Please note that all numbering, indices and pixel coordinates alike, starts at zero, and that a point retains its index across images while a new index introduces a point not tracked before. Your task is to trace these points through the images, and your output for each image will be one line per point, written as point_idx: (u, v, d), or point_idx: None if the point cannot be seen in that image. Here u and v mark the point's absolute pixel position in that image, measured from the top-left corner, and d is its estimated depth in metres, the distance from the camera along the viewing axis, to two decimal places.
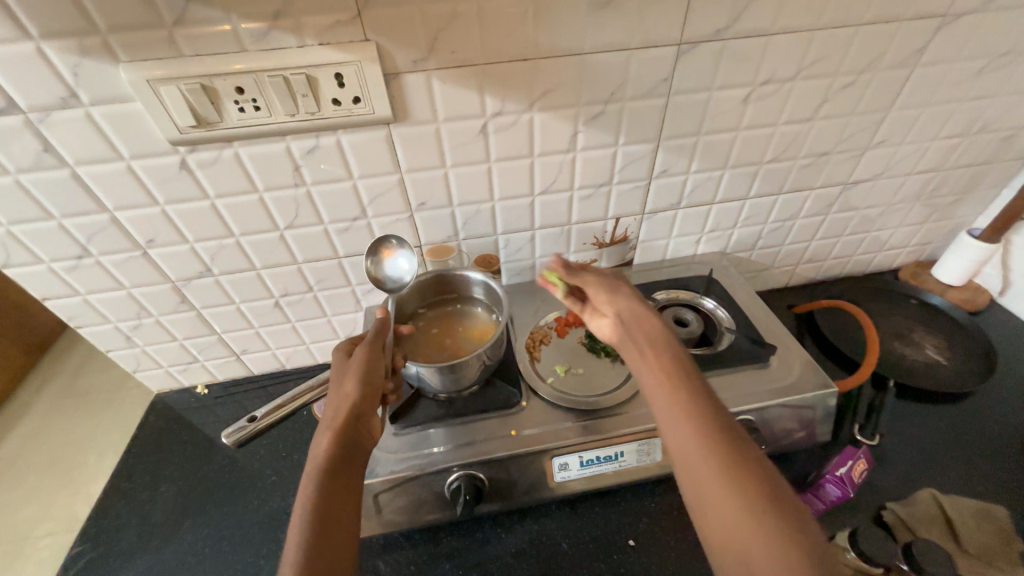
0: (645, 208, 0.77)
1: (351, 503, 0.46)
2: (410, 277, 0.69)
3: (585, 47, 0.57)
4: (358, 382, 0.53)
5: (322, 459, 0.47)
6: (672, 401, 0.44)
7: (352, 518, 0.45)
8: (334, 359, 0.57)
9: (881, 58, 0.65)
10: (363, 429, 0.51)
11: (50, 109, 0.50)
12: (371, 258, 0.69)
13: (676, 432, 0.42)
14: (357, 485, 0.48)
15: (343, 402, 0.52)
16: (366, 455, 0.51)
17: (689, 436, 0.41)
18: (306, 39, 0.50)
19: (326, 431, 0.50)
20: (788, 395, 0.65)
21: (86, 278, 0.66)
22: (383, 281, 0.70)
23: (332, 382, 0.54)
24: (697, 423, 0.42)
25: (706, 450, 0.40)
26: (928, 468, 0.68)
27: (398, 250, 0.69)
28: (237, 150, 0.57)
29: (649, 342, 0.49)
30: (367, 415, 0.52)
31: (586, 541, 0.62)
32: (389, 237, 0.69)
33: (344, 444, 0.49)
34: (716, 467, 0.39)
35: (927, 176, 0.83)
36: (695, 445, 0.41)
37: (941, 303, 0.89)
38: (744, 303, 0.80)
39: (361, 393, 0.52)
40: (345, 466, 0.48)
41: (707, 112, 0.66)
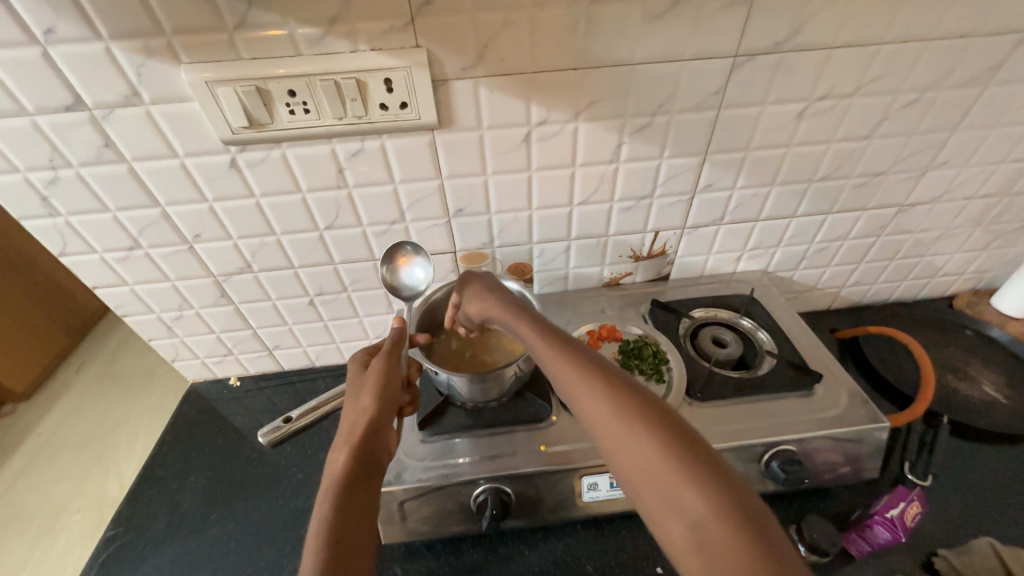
0: (686, 223, 0.75)
1: (367, 519, 0.46)
2: (426, 285, 0.68)
3: (636, 58, 0.55)
4: (373, 396, 0.53)
5: (337, 477, 0.47)
6: (570, 367, 0.44)
7: (368, 534, 0.45)
8: (351, 372, 0.57)
9: (950, 76, 0.61)
10: (379, 444, 0.51)
11: (114, 106, 0.52)
12: (387, 265, 0.68)
13: (580, 394, 0.42)
14: (372, 501, 0.48)
15: (360, 416, 0.52)
16: (383, 470, 0.51)
17: (591, 393, 0.42)
18: (359, 44, 0.51)
19: (341, 447, 0.50)
20: (834, 427, 0.61)
21: (134, 269, 0.68)
22: (399, 288, 0.69)
23: (348, 394, 0.55)
24: (593, 378, 0.43)
25: (608, 402, 0.41)
26: (986, 516, 0.63)
27: (413, 257, 0.68)
28: (285, 151, 0.58)
29: (541, 321, 0.50)
30: (382, 430, 0.52)
31: (612, 565, 0.60)
32: (405, 244, 0.68)
33: (360, 460, 0.49)
34: (618, 415, 0.40)
35: (991, 200, 0.78)
36: (597, 400, 0.41)
37: (1001, 336, 0.83)
38: (786, 325, 0.77)
39: (376, 407, 0.52)
40: (361, 482, 0.48)
41: (758, 126, 0.64)
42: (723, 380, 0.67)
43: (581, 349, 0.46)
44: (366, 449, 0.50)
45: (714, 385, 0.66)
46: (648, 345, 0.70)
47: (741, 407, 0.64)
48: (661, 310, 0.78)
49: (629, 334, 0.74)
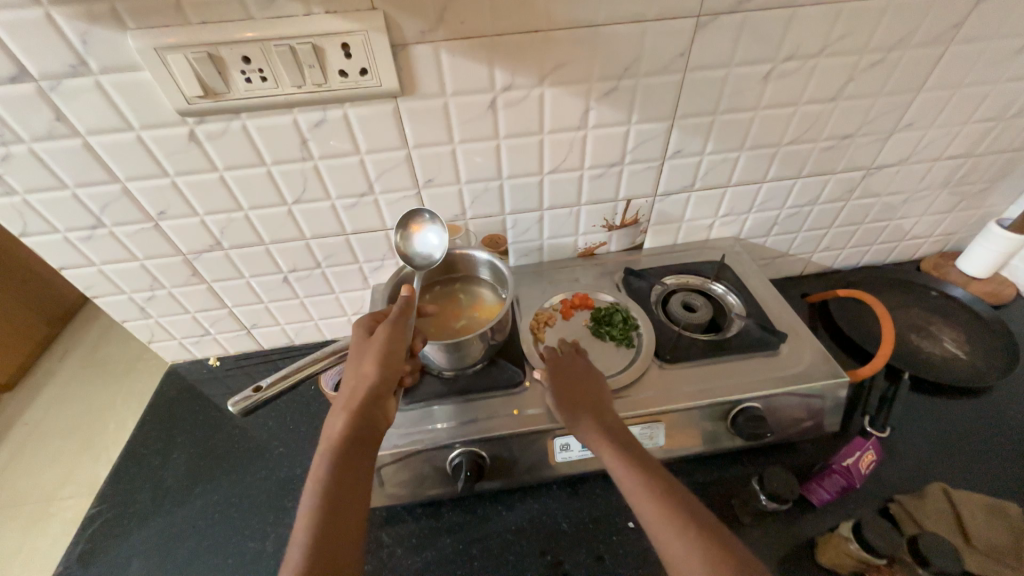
0: (657, 190, 0.75)
1: (360, 485, 0.47)
2: (440, 253, 0.67)
3: (598, 18, 0.54)
4: (375, 365, 0.52)
5: (334, 441, 0.48)
6: (637, 479, 0.48)
7: (361, 500, 0.46)
8: (355, 336, 0.56)
9: (914, 34, 0.62)
10: (377, 411, 0.51)
11: (61, 77, 0.50)
12: (401, 233, 0.68)
13: (645, 506, 0.46)
14: (368, 467, 0.49)
15: (361, 383, 0.52)
16: (380, 436, 0.52)
17: (652, 506, 0.46)
18: (312, 7, 0.49)
19: (341, 412, 0.50)
20: (796, 383, 0.64)
21: (100, 249, 0.67)
22: (412, 256, 0.68)
23: (351, 359, 0.54)
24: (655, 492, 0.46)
25: (671, 520, 0.44)
26: (939, 464, 0.67)
27: (429, 225, 0.68)
28: (245, 121, 0.57)
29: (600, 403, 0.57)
30: (384, 399, 0.52)
31: (586, 521, 0.63)
32: (422, 212, 0.67)
33: (357, 427, 0.49)
34: (682, 533, 0.43)
35: (958, 162, 0.79)
36: (661, 516, 0.45)
37: (963, 295, 0.85)
38: (756, 290, 0.78)
39: (377, 376, 0.52)
40: (358, 448, 0.49)
41: (725, 89, 0.64)
42: (693, 342, 0.69)
43: (647, 462, 0.50)
44: (366, 417, 0.50)
45: (684, 347, 0.68)
46: (619, 312, 0.71)
47: (708, 367, 0.66)
48: (633, 278, 0.78)
49: (602, 302, 0.75)
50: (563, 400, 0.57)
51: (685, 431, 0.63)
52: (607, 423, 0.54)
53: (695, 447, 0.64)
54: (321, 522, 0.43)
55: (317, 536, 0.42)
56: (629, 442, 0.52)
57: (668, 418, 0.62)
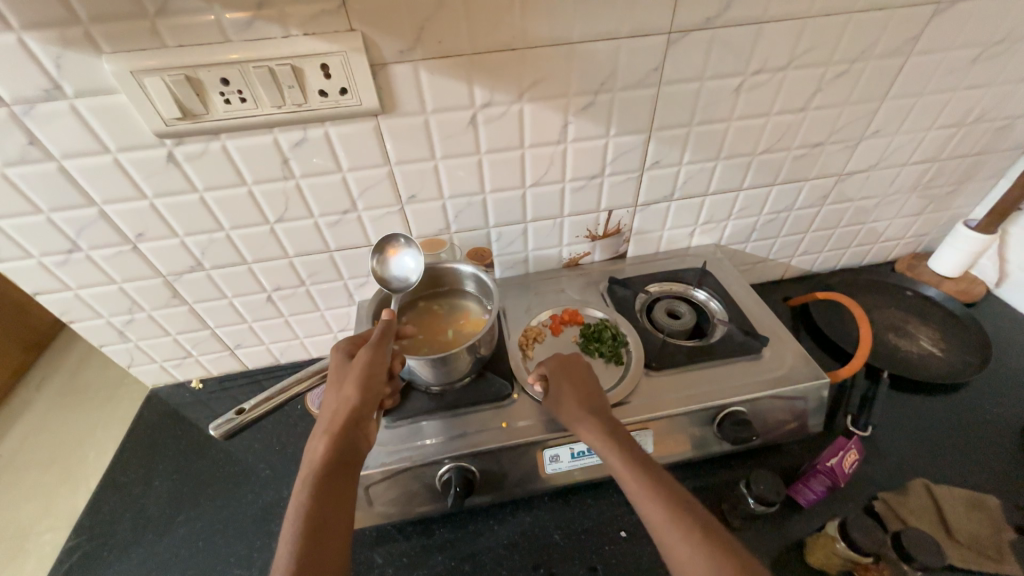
0: (638, 200, 0.76)
1: (342, 507, 0.46)
2: (416, 276, 0.68)
3: (573, 36, 0.56)
4: (356, 387, 0.53)
5: (315, 465, 0.48)
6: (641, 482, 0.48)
7: (344, 522, 0.45)
8: (335, 361, 0.57)
9: (874, 47, 0.64)
10: (358, 433, 0.51)
11: (35, 101, 0.50)
12: (377, 258, 0.69)
13: (650, 508, 0.46)
14: (350, 489, 0.48)
15: (342, 406, 0.52)
16: (361, 459, 0.51)
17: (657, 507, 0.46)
18: (291, 29, 0.50)
19: (321, 435, 0.50)
20: (779, 386, 0.65)
21: (76, 272, 0.65)
22: (389, 281, 0.69)
23: (332, 384, 0.55)
24: (658, 494, 0.46)
25: (675, 521, 0.44)
26: (921, 460, 0.68)
27: (405, 249, 0.69)
28: (224, 142, 0.57)
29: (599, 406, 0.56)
30: (365, 420, 0.52)
31: (578, 532, 0.62)
32: (398, 236, 0.68)
33: (339, 449, 0.49)
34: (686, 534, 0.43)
35: (923, 166, 0.82)
36: (665, 517, 0.45)
37: (936, 294, 0.88)
38: (738, 295, 0.80)
39: (358, 398, 0.52)
40: (340, 471, 0.48)
41: (699, 101, 0.65)
42: (678, 349, 0.70)
43: (650, 465, 0.50)
44: (347, 439, 0.50)
45: (669, 354, 0.69)
46: (608, 328, 0.71)
47: (693, 373, 0.67)
48: (618, 287, 0.79)
49: (590, 316, 0.75)
50: (566, 404, 0.57)
51: (673, 437, 0.64)
52: (611, 426, 0.54)
53: (684, 453, 0.65)
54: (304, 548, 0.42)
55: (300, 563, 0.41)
56: (632, 444, 0.52)
57: (656, 425, 0.62)
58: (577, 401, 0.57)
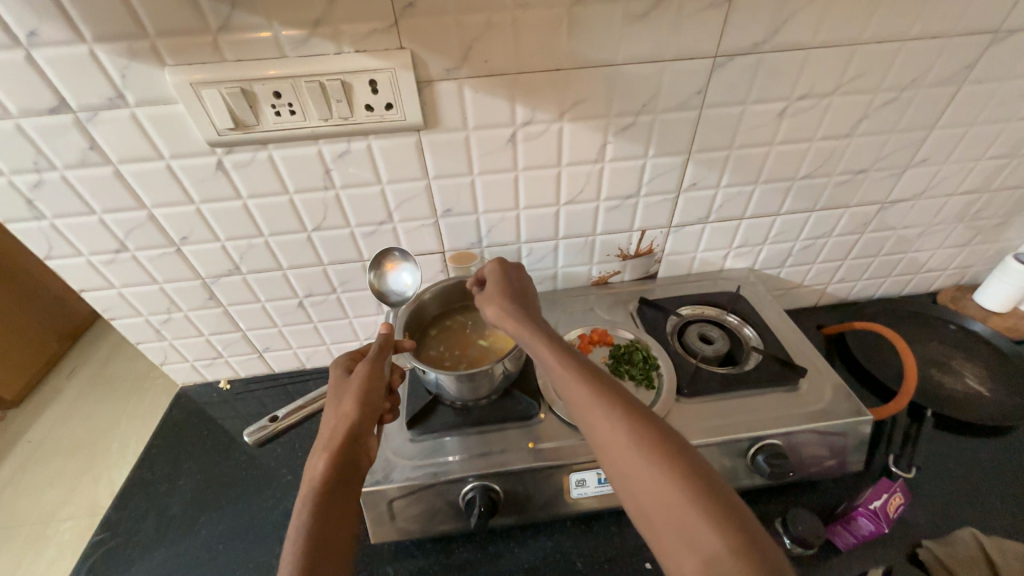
0: (672, 221, 0.75)
1: (347, 521, 0.46)
2: (413, 291, 0.72)
3: (617, 58, 0.56)
4: (354, 402, 0.53)
5: (315, 483, 0.47)
6: (591, 401, 0.45)
7: (347, 535, 0.45)
8: (333, 377, 0.57)
9: (926, 75, 0.63)
10: (359, 448, 0.51)
11: (98, 109, 0.52)
12: (374, 272, 0.71)
13: (601, 426, 0.44)
14: (352, 504, 0.48)
15: (342, 421, 0.52)
16: (363, 475, 0.51)
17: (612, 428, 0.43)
18: (344, 46, 0.51)
19: (321, 452, 0.50)
20: (818, 420, 0.62)
21: (121, 272, 0.68)
22: (386, 294, 0.73)
23: (330, 400, 0.54)
24: (610, 411, 0.44)
25: (633, 445, 0.41)
26: (969, 507, 0.64)
27: (401, 263, 0.72)
28: (271, 152, 0.58)
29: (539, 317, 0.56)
30: (365, 436, 0.52)
31: (601, 561, 0.60)
32: (394, 250, 0.71)
33: (340, 463, 0.49)
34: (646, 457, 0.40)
35: (972, 197, 0.79)
36: (622, 440, 0.42)
37: (982, 329, 0.84)
38: (772, 322, 0.78)
39: (357, 413, 0.52)
40: (341, 487, 0.48)
41: (740, 125, 0.65)
42: (710, 375, 0.68)
43: (605, 381, 0.47)
44: (348, 454, 0.50)
45: (701, 381, 0.67)
46: (639, 350, 0.69)
47: (726, 402, 0.65)
48: (649, 308, 0.78)
49: (620, 338, 0.74)
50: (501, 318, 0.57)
51: None
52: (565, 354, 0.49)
53: None
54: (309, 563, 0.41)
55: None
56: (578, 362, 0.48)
57: None
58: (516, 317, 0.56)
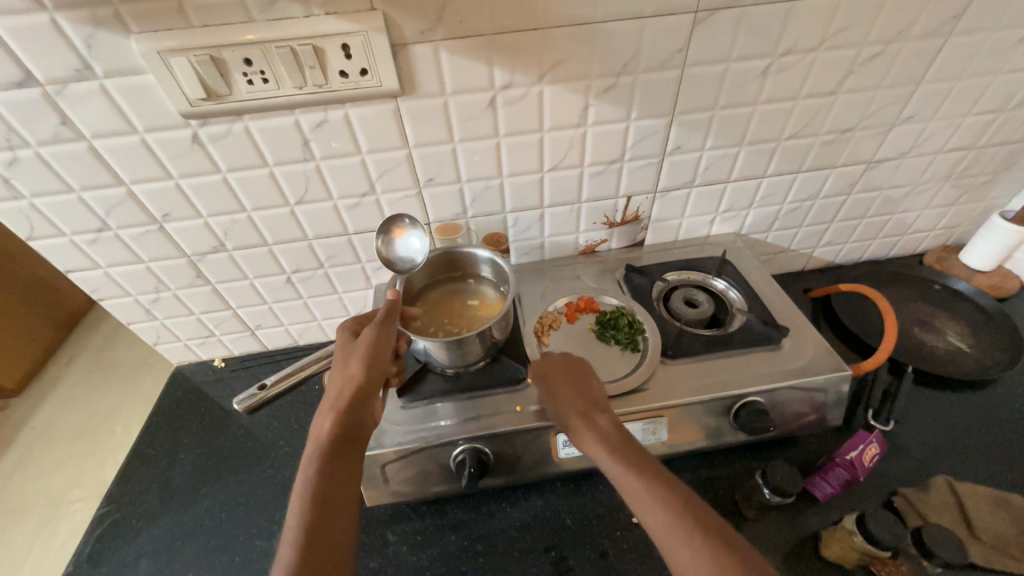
0: (657, 186, 0.75)
1: (350, 481, 0.48)
2: (422, 258, 0.68)
3: (596, 15, 0.55)
4: (361, 364, 0.53)
5: (322, 442, 0.49)
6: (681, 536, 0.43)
7: (349, 497, 0.48)
8: (341, 338, 0.57)
9: (912, 27, 0.62)
10: (364, 410, 0.52)
11: (67, 82, 0.51)
12: (382, 237, 0.68)
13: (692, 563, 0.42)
14: (357, 464, 0.50)
15: (348, 383, 0.52)
16: (367, 436, 0.53)
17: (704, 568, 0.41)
18: (312, 8, 0.50)
19: (328, 412, 0.51)
20: (799, 377, 0.64)
21: (105, 251, 0.67)
22: (394, 261, 0.69)
23: (337, 360, 0.55)
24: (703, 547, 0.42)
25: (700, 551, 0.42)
26: (944, 457, 0.66)
27: (410, 230, 0.68)
28: (247, 123, 0.58)
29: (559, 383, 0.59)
30: (371, 398, 0.53)
31: (589, 516, 0.63)
32: (404, 216, 0.68)
33: (346, 425, 0.50)
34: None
35: (958, 154, 0.79)
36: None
37: (966, 288, 0.85)
38: (758, 285, 0.78)
39: (364, 377, 0.52)
40: (346, 447, 0.50)
41: (724, 84, 0.64)
42: (695, 337, 0.69)
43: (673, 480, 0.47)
44: (354, 416, 0.51)
45: (686, 343, 0.68)
46: (624, 315, 0.70)
47: (710, 362, 0.66)
48: (635, 274, 0.78)
49: (607, 305, 0.74)
50: (576, 423, 0.54)
51: (687, 426, 0.63)
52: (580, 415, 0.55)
53: (698, 442, 0.65)
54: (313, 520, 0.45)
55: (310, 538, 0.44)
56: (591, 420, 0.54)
57: (671, 413, 0.62)
58: (593, 426, 0.53)
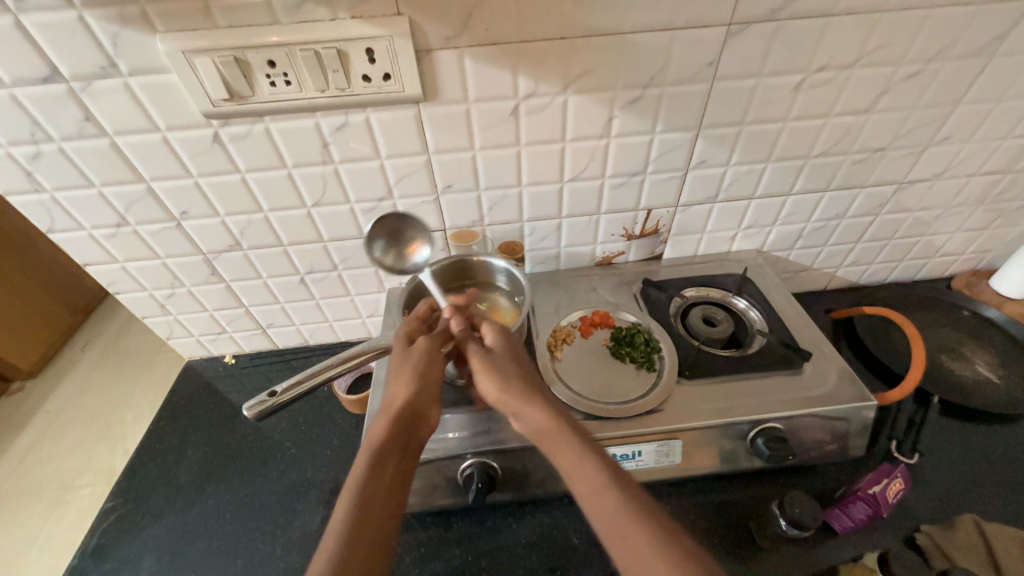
0: (679, 200, 0.73)
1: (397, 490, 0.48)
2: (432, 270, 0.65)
3: (625, 26, 0.53)
4: (417, 373, 0.52)
5: (374, 444, 0.49)
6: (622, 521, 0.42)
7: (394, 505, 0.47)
8: (397, 342, 0.55)
9: (954, 46, 0.59)
10: (417, 419, 0.51)
11: (91, 78, 0.51)
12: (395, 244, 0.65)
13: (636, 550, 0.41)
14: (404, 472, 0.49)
15: (402, 391, 0.51)
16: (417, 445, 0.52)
17: (650, 555, 0.40)
18: (339, 12, 0.49)
19: (381, 415, 0.51)
20: (820, 405, 0.61)
21: (123, 246, 0.68)
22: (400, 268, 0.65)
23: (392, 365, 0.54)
24: (631, 503, 0.43)
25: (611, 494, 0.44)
26: (970, 494, 0.64)
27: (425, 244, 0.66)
28: (268, 125, 0.57)
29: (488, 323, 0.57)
30: (423, 418, 0.52)
31: (597, 537, 0.61)
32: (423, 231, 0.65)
33: (399, 431, 0.50)
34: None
35: (994, 178, 0.76)
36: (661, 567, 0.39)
37: (997, 316, 0.82)
38: (780, 306, 0.76)
39: (420, 385, 0.52)
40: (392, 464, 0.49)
41: (753, 99, 0.62)
42: (713, 358, 0.67)
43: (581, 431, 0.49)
44: (401, 432, 0.50)
45: (703, 363, 0.66)
46: (641, 332, 0.69)
47: (728, 384, 0.64)
48: (653, 289, 0.77)
49: (622, 320, 0.73)
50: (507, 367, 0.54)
51: (702, 450, 0.62)
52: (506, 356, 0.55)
53: (712, 467, 0.63)
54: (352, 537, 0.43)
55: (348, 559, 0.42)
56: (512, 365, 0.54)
57: (686, 436, 0.60)
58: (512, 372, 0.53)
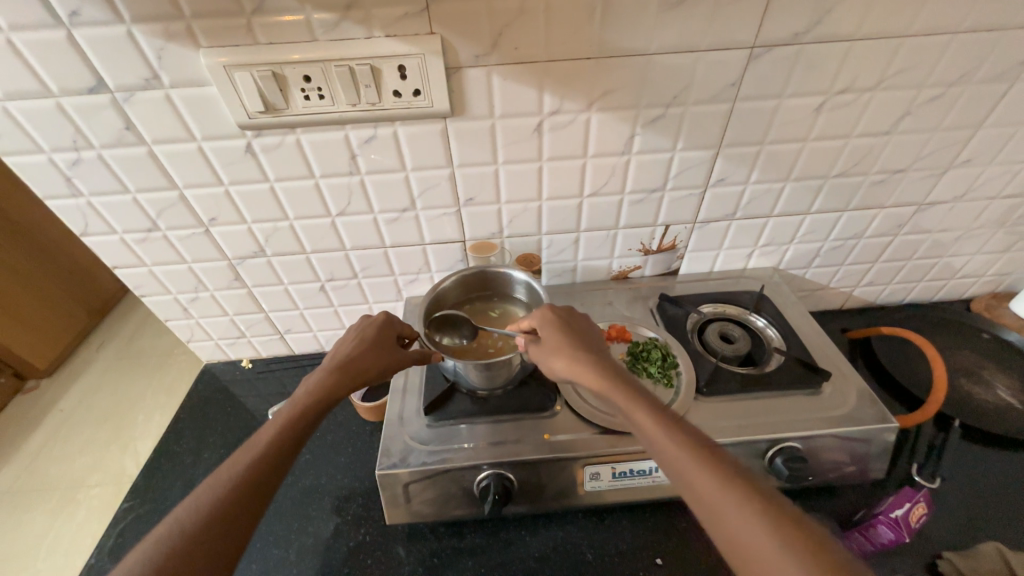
0: (697, 217, 0.74)
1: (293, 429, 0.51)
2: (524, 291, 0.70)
3: (650, 47, 0.55)
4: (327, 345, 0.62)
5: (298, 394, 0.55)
6: (706, 475, 0.41)
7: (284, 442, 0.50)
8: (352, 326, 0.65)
9: (975, 72, 0.60)
10: (353, 376, 0.57)
11: (134, 89, 0.53)
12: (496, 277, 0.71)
13: (717, 507, 0.40)
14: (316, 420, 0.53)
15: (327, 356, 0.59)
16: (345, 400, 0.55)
17: (756, 533, 0.37)
18: (374, 31, 0.51)
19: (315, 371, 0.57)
20: (841, 425, 0.61)
21: (152, 250, 0.69)
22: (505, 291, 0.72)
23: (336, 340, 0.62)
24: (722, 480, 0.40)
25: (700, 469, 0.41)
26: (994, 521, 0.62)
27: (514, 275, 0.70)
28: (299, 136, 0.59)
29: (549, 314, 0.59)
30: (352, 371, 0.57)
31: (611, 553, 0.61)
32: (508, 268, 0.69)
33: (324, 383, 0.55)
34: (794, 556, 0.35)
35: (1015, 202, 0.76)
36: (754, 534, 0.37)
37: (1018, 340, 0.81)
38: (797, 324, 0.76)
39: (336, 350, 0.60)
40: (319, 407, 0.54)
41: (775, 120, 0.63)
42: (731, 376, 0.67)
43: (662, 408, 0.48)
44: (326, 379, 0.56)
45: (721, 380, 0.66)
46: (656, 348, 0.69)
47: (746, 402, 0.64)
48: (669, 304, 0.77)
49: (639, 335, 0.73)
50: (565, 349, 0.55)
51: None
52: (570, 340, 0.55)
53: None
54: (244, 467, 0.46)
55: (223, 489, 0.44)
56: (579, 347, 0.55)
57: None
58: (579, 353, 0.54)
